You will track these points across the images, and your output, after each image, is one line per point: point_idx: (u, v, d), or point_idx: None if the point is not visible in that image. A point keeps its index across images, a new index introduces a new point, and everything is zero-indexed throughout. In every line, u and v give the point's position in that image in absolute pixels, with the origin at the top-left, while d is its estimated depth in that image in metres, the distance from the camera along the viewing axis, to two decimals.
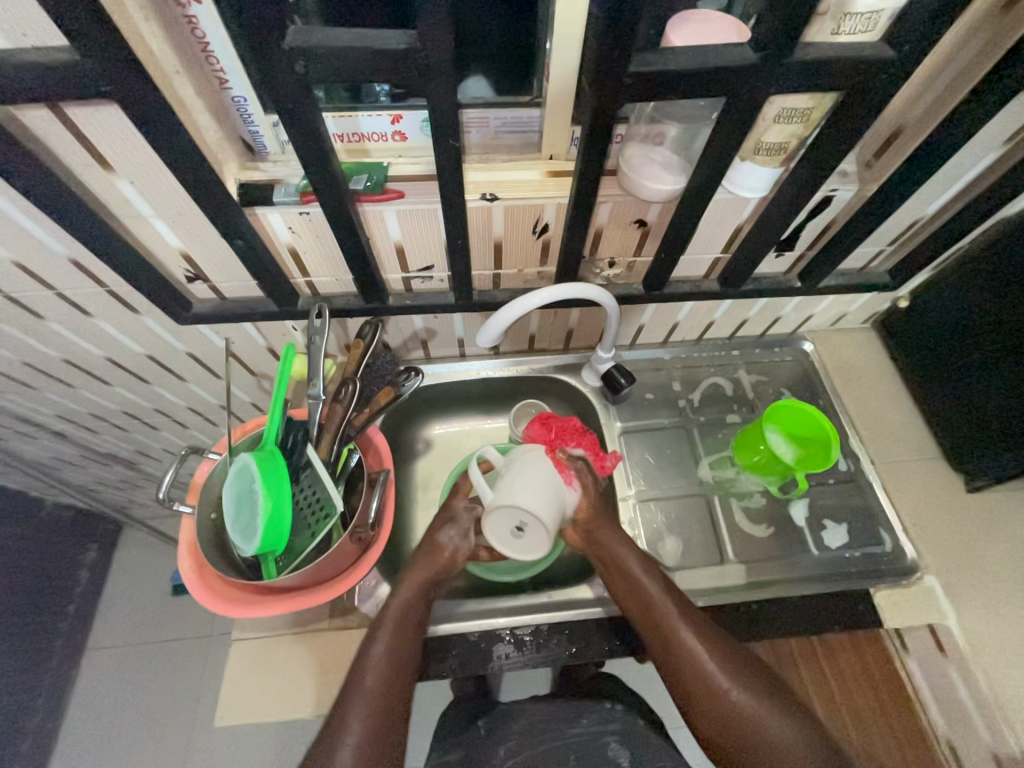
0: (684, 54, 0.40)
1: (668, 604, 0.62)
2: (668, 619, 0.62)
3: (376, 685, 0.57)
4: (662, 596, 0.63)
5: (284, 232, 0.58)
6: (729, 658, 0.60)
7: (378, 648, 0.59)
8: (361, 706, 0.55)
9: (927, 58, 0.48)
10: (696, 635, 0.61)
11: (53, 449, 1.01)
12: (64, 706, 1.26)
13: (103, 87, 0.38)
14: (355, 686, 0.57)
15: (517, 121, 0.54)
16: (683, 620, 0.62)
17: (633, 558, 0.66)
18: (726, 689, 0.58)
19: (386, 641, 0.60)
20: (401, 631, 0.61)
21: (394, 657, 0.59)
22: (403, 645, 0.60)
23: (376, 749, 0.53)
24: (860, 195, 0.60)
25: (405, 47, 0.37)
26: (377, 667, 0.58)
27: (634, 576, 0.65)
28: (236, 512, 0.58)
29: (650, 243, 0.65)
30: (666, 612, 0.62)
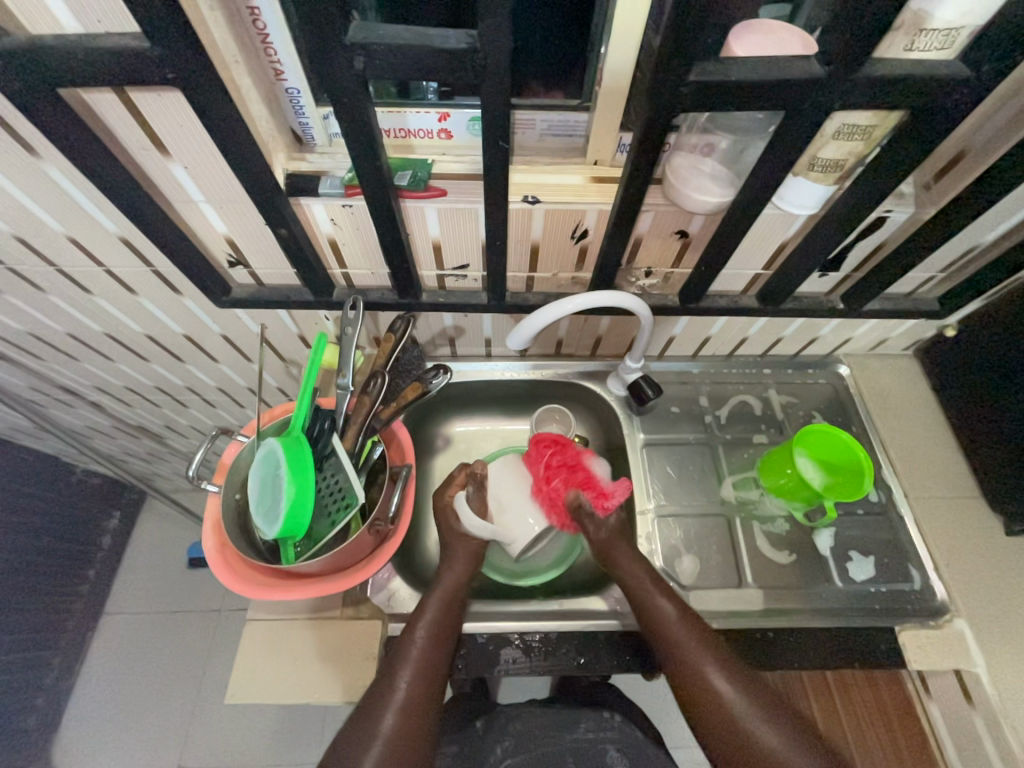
0: (747, 64, 0.39)
1: (682, 627, 0.62)
2: (677, 639, 0.61)
3: (424, 652, 0.61)
4: (679, 625, 0.62)
5: (325, 222, 0.58)
6: (743, 686, 0.58)
7: (427, 617, 0.64)
8: (410, 668, 0.60)
9: (1006, 80, 0.46)
10: (705, 654, 0.60)
11: (88, 418, 1.05)
12: (80, 666, 1.31)
13: (167, 74, 0.39)
14: (405, 648, 0.61)
15: (564, 125, 0.54)
16: (693, 639, 0.61)
17: (646, 578, 0.66)
18: (736, 709, 0.57)
19: (436, 612, 0.64)
20: (448, 606, 0.65)
21: (441, 629, 0.63)
22: (449, 619, 0.64)
23: (420, 709, 0.58)
24: (916, 217, 0.58)
25: (463, 46, 0.37)
26: (426, 636, 0.62)
27: (647, 594, 0.65)
28: (261, 495, 0.59)
29: (689, 255, 0.64)
30: (676, 633, 0.61)
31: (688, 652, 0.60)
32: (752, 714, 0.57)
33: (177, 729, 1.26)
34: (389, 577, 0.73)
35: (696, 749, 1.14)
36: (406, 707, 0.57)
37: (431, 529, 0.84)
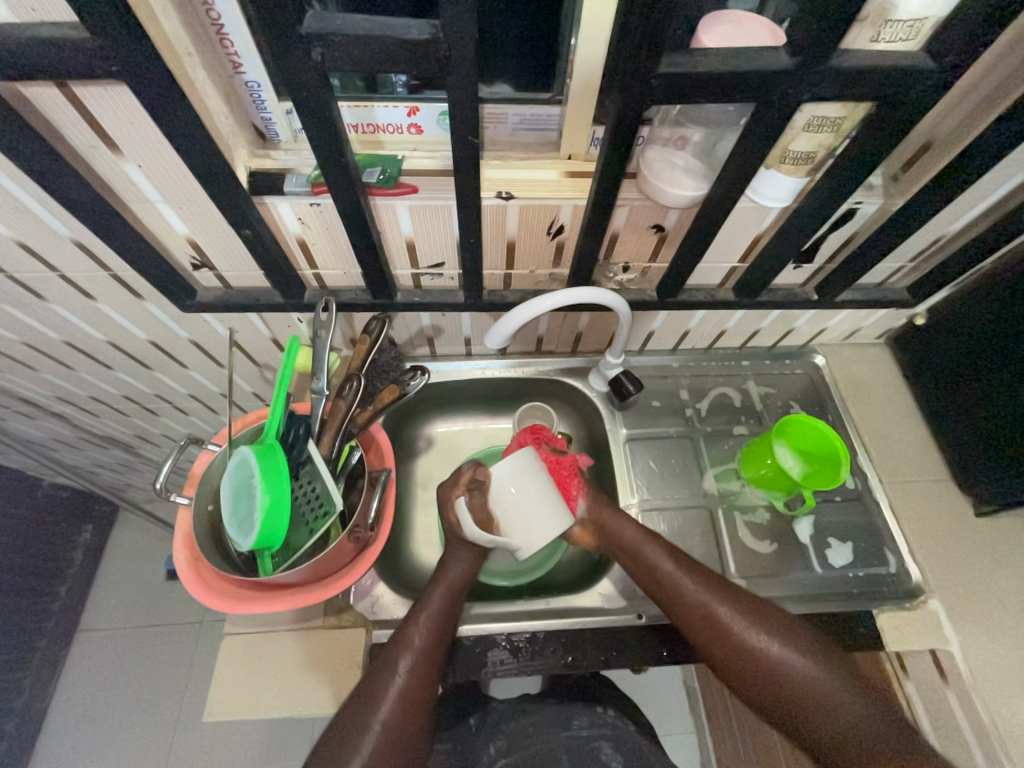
0: (717, 56, 0.38)
1: (684, 580, 0.63)
2: (678, 579, 0.63)
3: (426, 641, 0.61)
4: (679, 572, 0.63)
5: (293, 222, 0.56)
6: (746, 610, 0.60)
7: (429, 607, 0.64)
8: (410, 656, 0.59)
9: (973, 69, 0.46)
10: (713, 595, 0.61)
11: (52, 430, 1.00)
12: (54, 686, 1.26)
13: (112, 67, 0.37)
14: (406, 636, 0.61)
15: (536, 119, 0.53)
16: (691, 579, 0.63)
17: (631, 528, 0.68)
18: (750, 638, 0.59)
19: (437, 603, 0.64)
20: (449, 598, 0.65)
21: (442, 621, 0.63)
22: (450, 611, 0.64)
23: (418, 700, 0.58)
24: (884, 209, 0.59)
25: (426, 37, 0.35)
26: (427, 625, 0.62)
27: (639, 544, 0.67)
28: (234, 505, 0.57)
29: (665, 249, 0.64)
30: (675, 576, 0.63)
31: (691, 591, 0.62)
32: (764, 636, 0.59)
33: (160, 746, 1.23)
34: (373, 584, 0.72)
35: (685, 735, 1.17)
36: (406, 696, 0.57)
37: (416, 531, 0.83)
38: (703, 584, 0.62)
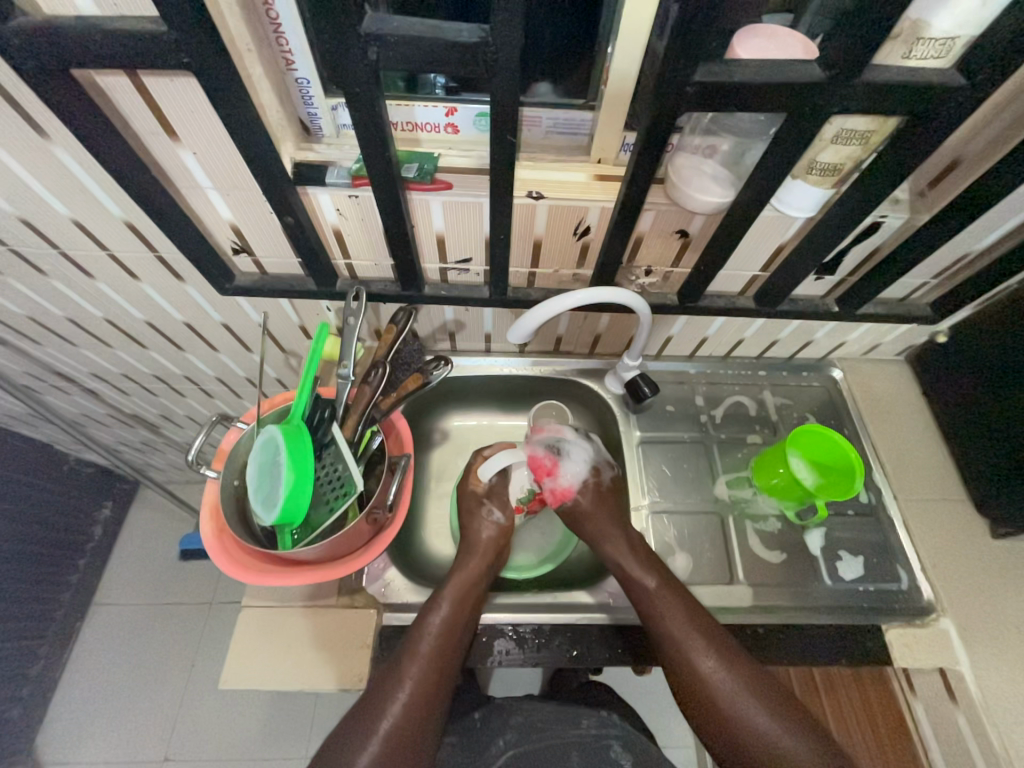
0: (750, 67, 0.40)
1: (669, 612, 0.62)
2: (665, 613, 0.62)
3: (433, 653, 0.60)
4: (665, 606, 0.63)
5: (331, 213, 0.59)
6: (734, 663, 0.60)
7: (440, 616, 0.63)
8: (417, 668, 0.59)
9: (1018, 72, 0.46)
10: (695, 637, 0.61)
11: (84, 405, 1.04)
12: (67, 656, 1.30)
13: (183, 59, 0.39)
14: (413, 650, 0.61)
15: (569, 122, 0.54)
16: (682, 625, 0.62)
17: (628, 555, 0.67)
18: (724, 685, 0.58)
19: (448, 615, 0.63)
20: (461, 608, 0.64)
21: (453, 629, 0.62)
22: (464, 618, 0.64)
23: (427, 708, 0.58)
24: (910, 223, 0.60)
25: (475, 40, 0.38)
26: (436, 636, 0.61)
27: (636, 572, 0.66)
28: (258, 482, 0.59)
29: (689, 255, 0.65)
30: (664, 612, 0.63)
31: (673, 631, 0.61)
32: (736, 688, 0.58)
33: (165, 722, 1.25)
34: (385, 568, 0.73)
35: (686, 748, 1.15)
36: (412, 705, 0.57)
37: (428, 522, 0.84)
38: (693, 625, 0.62)
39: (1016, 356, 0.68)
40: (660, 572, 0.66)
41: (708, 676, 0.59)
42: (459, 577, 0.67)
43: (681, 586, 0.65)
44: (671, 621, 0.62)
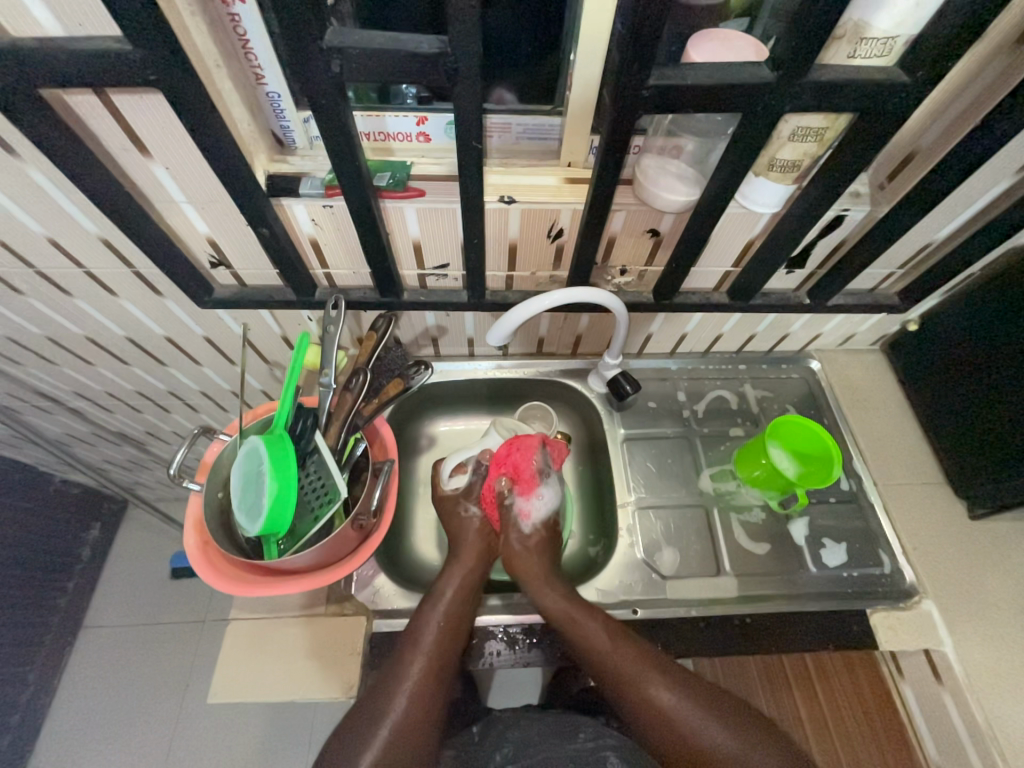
0: (702, 69, 0.41)
1: (620, 657, 0.61)
2: (618, 665, 0.61)
3: (438, 640, 0.61)
4: (618, 654, 0.61)
5: (307, 223, 0.60)
6: (701, 702, 0.59)
7: (443, 606, 0.64)
8: (421, 663, 0.60)
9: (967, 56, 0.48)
10: (651, 681, 0.60)
11: (67, 425, 1.03)
12: (57, 681, 1.27)
13: (150, 76, 0.40)
14: (416, 641, 0.61)
15: (539, 128, 0.56)
16: (634, 667, 0.61)
17: (567, 605, 0.65)
18: (699, 735, 0.57)
19: (450, 604, 0.64)
20: (466, 595, 0.66)
21: (456, 621, 0.63)
22: (464, 610, 0.65)
23: (429, 703, 0.58)
24: (872, 215, 0.61)
25: (435, 50, 0.39)
26: (439, 622, 0.62)
27: (584, 623, 0.64)
28: (243, 492, 0.59)
29: (662, 253, 0.66)
30: (620, 665, 0.61)
31: (627, 670, 0.61)
32: (708, 728, 0.57)
33: (159, 747, 1.23)
34: (373, 574, 0.71)
35: None
36: (418, 693, 0.58)
37: (417, 528, 0.84)
38: (646, 675, 0.60)
39: (981, 336, 0.71)
40: (603, 616, 0.65)
41: (670, 709, 0.58)
42: (460, 568, 0.69)
43: (628, 638, 0.63)
44: (625, 669, 0.61)
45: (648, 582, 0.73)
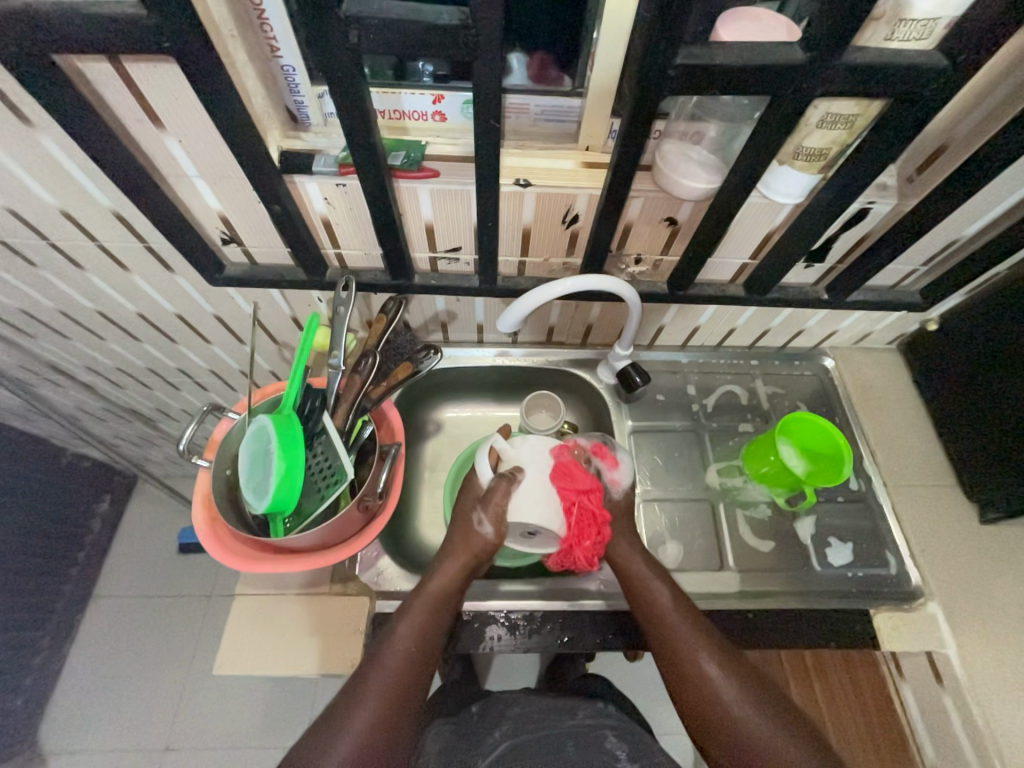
0: (732, 49, 0.39)
1: (676, 616, 0.63)
2: (670, 623, 0.62)
3: (402, 666, 0.58)
4: (676, 614, 0.63)
5: (319, 202, 0.59)
6: (744, 680, 0.59)
7: (410, 631, 0.61)
8: (377, 686, 0.57)
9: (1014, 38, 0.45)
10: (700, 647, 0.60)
11: (79, 399, 1.04)
12: (68, 648, 1.31)
13: (164, 44, 0.39)
14: (378, 664, 0.59)
15: (558, 109, 0.54)
16: (689, 631, 0.62)
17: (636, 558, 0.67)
18: (736, 706, 0.57)
19: (415, 629, 0.61)
20: (434, 620, 0.62)
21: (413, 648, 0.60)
22: (425, 633, 0.61)
23: (392, 731, 0.55)
24: (899, 208, 0.59)
25: (455, 22, 0.37)
26: (405, 648, 0.60)
27: (646, 579, 0.65)
28: (251, 471, 0.59)
29: (678, 242, 0.65)
30: (674, 623, 0.62)
31: (679, 632, 0.62)
32: (744, 704, 0.57)
33: (166, 714, 1.26)
34: (378, 556, 0.72)
35: (679, 736, 1.16)
36: (378, 721, 0.55)
37: (422, 511, 0.85)
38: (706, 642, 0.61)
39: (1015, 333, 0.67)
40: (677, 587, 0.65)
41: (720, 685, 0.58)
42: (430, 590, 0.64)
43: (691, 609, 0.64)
44: (677, 629, 0.62)
45: None
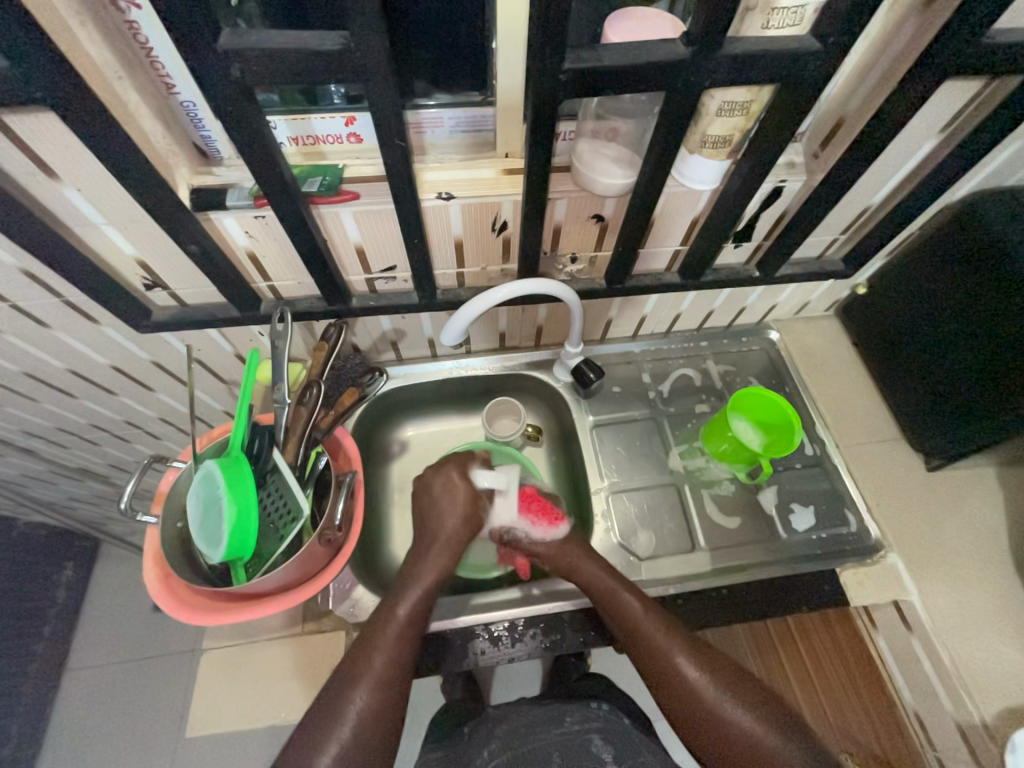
0: (618, 50, 0.40)
1: (652, 626, 0.62)
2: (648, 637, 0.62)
3: (397, 640, 0.58)
4: (652, 627, 0.62)
5: (240, 236, 0.58)
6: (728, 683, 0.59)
7: (402, 610, 0.61)
8: (380, 657, 0.57)
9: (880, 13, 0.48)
10: (684, 655, 0.61)
11: (21, 467, 0.99)
12: (44, 729, 1.23)
13: (37, 93, 0.38)
14: (371, 645, 0.58)
15: (473, 120, 0.54)
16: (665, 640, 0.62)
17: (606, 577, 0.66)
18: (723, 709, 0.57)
19: (409, 607, 0.62)
20: (426, 595, 0.63)
21: (407, 626, 0.60)
22: (418, 611, 0.62)
23: (387, 705, 0.54)
24: (809, 184, 0.62)
25: (338, 47, 0.37)
26: (400, 621, 0.60)
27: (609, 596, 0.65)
28: (201, 520, 0.57)
29: (609, 238, 0.66)
30: (649, 632, 0.62)
31: (656, 643, 0.62)
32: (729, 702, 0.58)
33: None
34: (351, 586, 0.69)
35: None
36: (378, 694, 0.54)
37: (395, 534, 0.84)
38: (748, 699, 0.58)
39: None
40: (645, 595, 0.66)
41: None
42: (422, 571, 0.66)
43: (727, 670, 0.61)
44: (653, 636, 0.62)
45: (626, 565, 0.74)
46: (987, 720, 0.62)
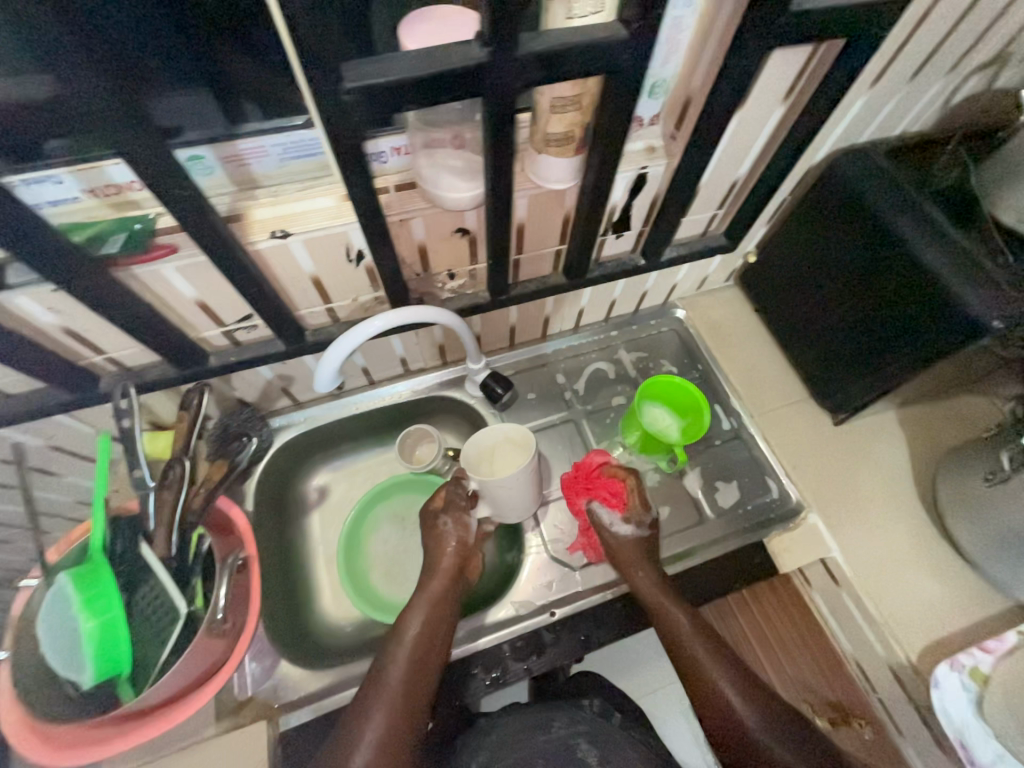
0: (406, 60, 0.36)
1: (696, 638, 0.63)
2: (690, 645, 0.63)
3: (402, 682, 0.58)
4: (699, 644, 0.63)
5: (45, 314, 0.49)
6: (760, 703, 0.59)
7: (404, 652, 0.60)
8: (385, 700, 0.57)
9: None
10: (721, 668, 0.61)
11: None
12: None
13: None
14: (379, 690, 0.58)
15: (300, 145, 0.46)
16: (710, 656, 0.62)
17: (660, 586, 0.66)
18: (745, 718, 0.58)
19: (415, 643, 0.61)
20: (434, 627, 0.62)
21: (415, 666, 0.59)
22: (428, 642, 0.61)
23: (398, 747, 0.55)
24: (670, 166, 0.60)
25: (52, 95, 0.31)
26: (404, 663, 0.59)
27: (669, 604, 0.65)
28: (52, 648, 0.49)
29: (482, 249, 0.63)
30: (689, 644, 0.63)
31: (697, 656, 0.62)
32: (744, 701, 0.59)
33: None
34: (274, 663, 0.65)
35: None
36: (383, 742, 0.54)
37: (323, 590, 0.79)
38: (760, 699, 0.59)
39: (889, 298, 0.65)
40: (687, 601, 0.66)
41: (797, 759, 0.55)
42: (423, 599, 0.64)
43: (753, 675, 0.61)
44: (697, 649, 0.63)
45: (562, 578, 0.72)
46: (914, 660, 0.65)
